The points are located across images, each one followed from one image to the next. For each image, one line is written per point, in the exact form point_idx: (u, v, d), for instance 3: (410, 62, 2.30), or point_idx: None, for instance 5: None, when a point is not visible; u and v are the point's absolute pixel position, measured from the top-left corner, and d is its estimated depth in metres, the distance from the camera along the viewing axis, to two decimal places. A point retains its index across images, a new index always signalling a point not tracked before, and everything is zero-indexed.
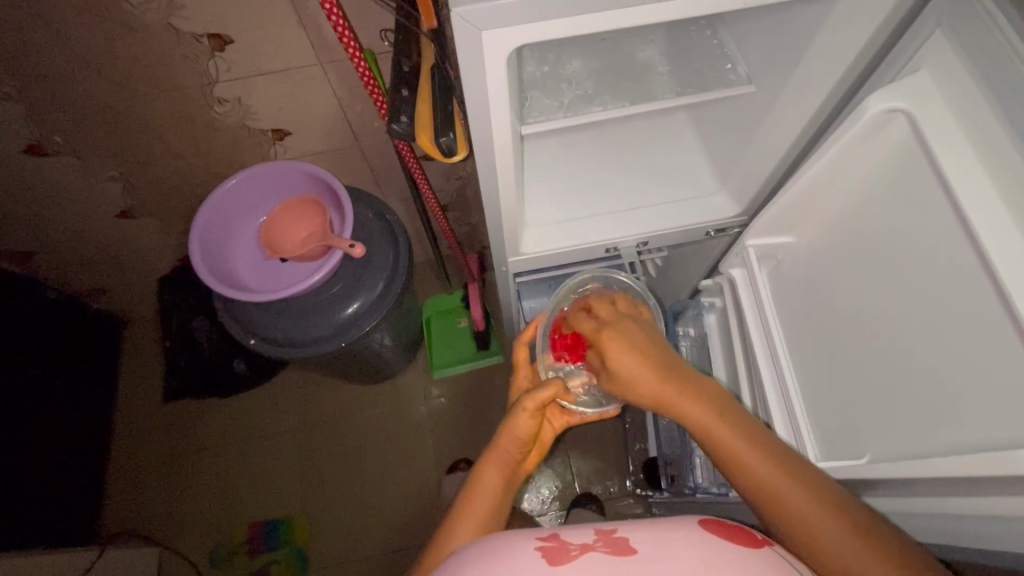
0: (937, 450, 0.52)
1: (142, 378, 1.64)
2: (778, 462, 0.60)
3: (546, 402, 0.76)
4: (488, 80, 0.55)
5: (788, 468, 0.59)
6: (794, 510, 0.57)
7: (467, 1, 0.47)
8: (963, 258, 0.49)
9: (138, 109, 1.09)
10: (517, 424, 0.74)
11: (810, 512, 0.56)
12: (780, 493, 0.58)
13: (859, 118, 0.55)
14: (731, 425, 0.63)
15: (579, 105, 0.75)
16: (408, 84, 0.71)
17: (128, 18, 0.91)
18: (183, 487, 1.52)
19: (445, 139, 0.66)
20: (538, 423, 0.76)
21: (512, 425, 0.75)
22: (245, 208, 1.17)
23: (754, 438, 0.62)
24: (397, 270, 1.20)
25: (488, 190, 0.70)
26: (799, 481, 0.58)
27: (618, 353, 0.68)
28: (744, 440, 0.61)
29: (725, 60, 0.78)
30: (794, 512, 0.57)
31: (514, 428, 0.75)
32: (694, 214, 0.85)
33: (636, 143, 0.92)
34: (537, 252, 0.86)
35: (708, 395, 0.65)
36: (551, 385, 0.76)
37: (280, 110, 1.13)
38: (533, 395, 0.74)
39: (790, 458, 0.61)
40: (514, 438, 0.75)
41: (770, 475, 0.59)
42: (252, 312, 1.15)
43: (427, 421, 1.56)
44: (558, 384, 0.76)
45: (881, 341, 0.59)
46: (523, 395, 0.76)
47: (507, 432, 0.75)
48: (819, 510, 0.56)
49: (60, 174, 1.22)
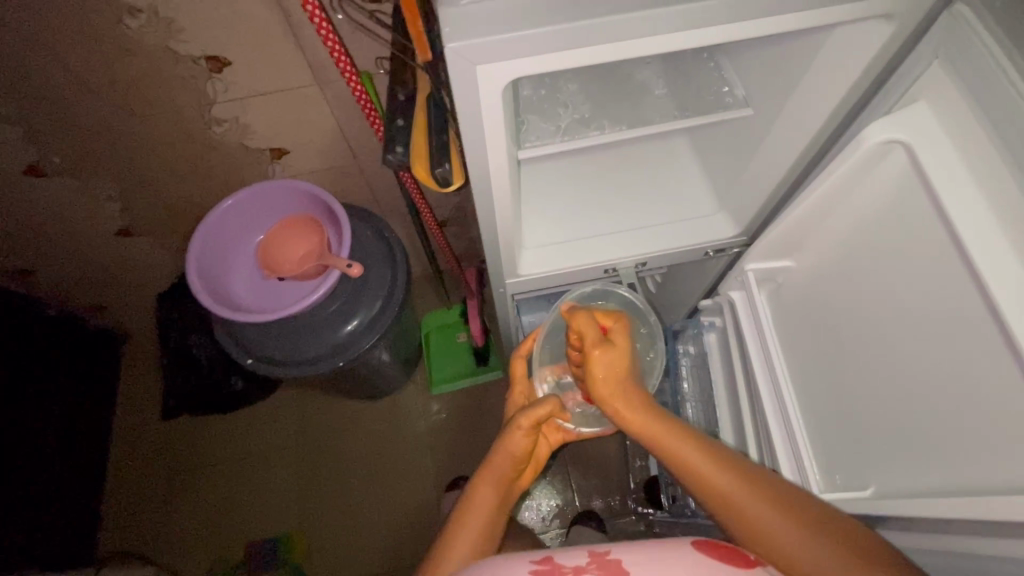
0: (939, 488, 0.51)
1: (141, 396, 1.64)
2: (760, 493, 0.58)
3: (542, 420, 0.73)
4: (484, 111, 0.55)
5: (767, 495, 0.58)
6: (773, 536, 0.56)
7: (462, 36, 0.47)
8: (965, 294, 0.49)
9: (135, 129, 1.09)
10: (512, 441, 0.72)
11: (795, 539, 0.55)
12: (760, 520, 0.57)
13: (856, 149, 0.54)
14: (708, 451, 0.62)
15: (576, 129, 0.75)
16: (405, 115, 0.74)
17: (126, 41, 0.91)
18: (178, 505, 1.51)
19: (441, 171, 0.66)
20: (533, 441, 0.73)
21: (507, 442, 0.73)
22: (240, 226, 1.16)
23: (736, 467, 0.60)
24: (395, 289, 1.20)
25: (486, 216, 0.70)
26: (784, 511, 0.57)
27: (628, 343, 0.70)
28: (721, 470, 0.60)
29: (723, 83, 0.77)
30: (775, 541, 0.55)
31: (508, 445, 0.73)
32: (695, 235, 0.85)
33: (634, 164, 0.92)
34: (534, 273, 0.85)
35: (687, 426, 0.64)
36: (546, 403, 0.74)
37: (277, 128, 1.12)
38: (528, 412, 0.73)
39: (775, 485, 0.59)
40: (508, 455, 0.73)
41: (752, 503, 0.58)
42: (250, 332, 1.15)
43: (426, 435, 1.55)
44: (555, 401, 0.74)
45: (884, 367, 0.58)
46: (518, 412, 0.74)
47: (502, 448, 0.73)
48: (804, 534, 0.55)
49: (58, 195, 1.22)
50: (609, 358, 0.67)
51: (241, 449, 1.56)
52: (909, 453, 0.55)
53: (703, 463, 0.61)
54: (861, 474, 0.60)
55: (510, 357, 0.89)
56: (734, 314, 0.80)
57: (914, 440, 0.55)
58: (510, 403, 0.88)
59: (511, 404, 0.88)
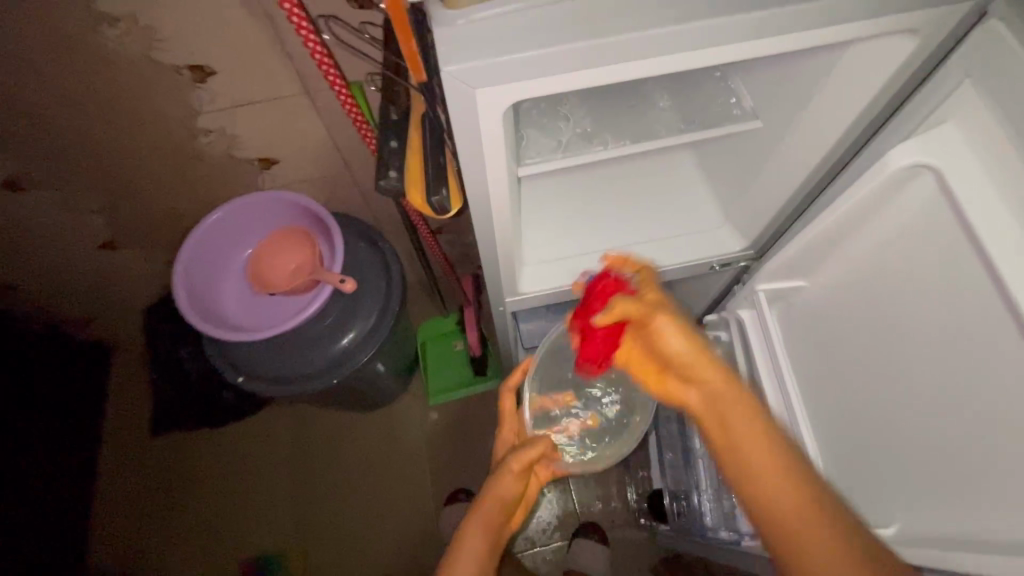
0: (965, 526, 0.49)
1: (129, 411, 1.59)
2: (807, 495, 0.49)
3: (533, 461, 0.73)
4: (483, 132, 0.52)
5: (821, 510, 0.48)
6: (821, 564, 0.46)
7: (458, 59, 0.45)
8: (995, 325, 0.46)
9: (117, 140, 1.04)
10: (503, 483, 0.71)
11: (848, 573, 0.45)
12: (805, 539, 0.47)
13: (881, 172, 0.52)
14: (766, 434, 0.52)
15: (578, 143, 0.71)
16: (398, 133, 0.69)
17: (104, 51, 0.87)
18: (169, 523, 1.47)
19: (437, 199, 0.63)
20: (524, 483, 0.73)
21: (499, 485, 0.71)
22: (229, 242, 1.13)
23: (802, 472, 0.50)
24: (390, 302, 1.17)
25: (485, 235, 0.66)
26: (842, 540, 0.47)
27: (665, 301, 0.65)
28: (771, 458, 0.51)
29: (729, 94, 0.74)
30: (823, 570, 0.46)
31: (500, 487, 0.71)
32: (701, 250, 0.82)
33: (637, 175, 0.89)
34: (535, 291, 0.83)
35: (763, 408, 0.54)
36: (538, 443, 0.74)
37: (266, 138, 1.08)
38: (521, 455, 0.72)
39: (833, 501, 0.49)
40: (500, 499, 0.71)
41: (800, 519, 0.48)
42: (240, 350, 1.11)
43: (423, 447, 1.52)
44: (546, 442, 0.74)
45: (905, 397, 0.56)
46: (510, 454, 0.74)
47: (493, 491, 0.71)
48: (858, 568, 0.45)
49: (39, 208, 1.18)
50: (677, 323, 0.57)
51: (233, 464, 1.52)
52: (932, 487, 0.53)
53: (751, 450, 0.51)
54: (885, 507, 0.57)
55: (500, 389, 0.85)
56: (742, 335, 0.77)
57: (937, 473, 0.52)
58: (499, 439, 0.84)
59: (500, 443, 0.84)
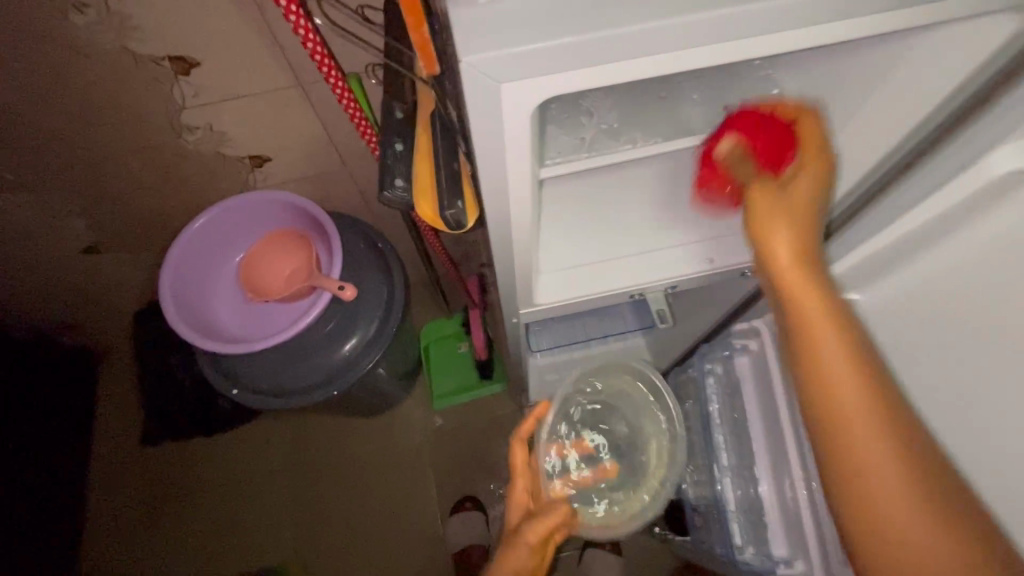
0: None
1: (121, 420, 1.53)
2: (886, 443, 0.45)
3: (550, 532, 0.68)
4: (507, 132, 0.45)
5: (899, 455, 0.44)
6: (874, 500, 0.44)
7: (481, 51, 0.38)
8: None
9: (95, 138, 0.97)
10: (517, 554, 0.67)
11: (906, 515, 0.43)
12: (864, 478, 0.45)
13: (980, 176, 0.48)
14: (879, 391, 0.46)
15: (604, 141, 0.65)
16: (403, 136, 0.64)
17: (75, 42, 0.79)
18: (166, 537, 1.42)
19: (452, 212, 0.57)
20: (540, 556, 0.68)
21: (513, 556, 0.67)
22: (220, 247, 1.06)
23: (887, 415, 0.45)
24: (392, 306, 1.10)
25: (502, 244, 0.60)
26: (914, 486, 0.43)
27: (830, 175, 0.54)
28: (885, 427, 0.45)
29: (769, 85, 0.68)
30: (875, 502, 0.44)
31: (514, 559, 0.67)
32: (732, 254, 0.76)
33: (661, 173, 0.82)
34: (553, 303, 0.76)
35: (851, 324, 0.49)
36: (555, 512, 0.69)
37: (258, 135, 1.01)
38: (537, 525, 0.68)
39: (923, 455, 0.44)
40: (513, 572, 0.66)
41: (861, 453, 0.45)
42: (234, 361, 1.05)
43: (428, 454, 1.46)
44: (565, 513, 0.69)
45: (981, 426, 0.50)
46: (525, 524, 0.69)
47: (507, 562, 0.67)
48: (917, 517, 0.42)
49: (15, 212, 1.11)
50: (783, 208, 0.52)
51: (231, 473, 1.46)
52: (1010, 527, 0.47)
53: (820, 352, 0.48)
54: None
55: (511, 441, 0.77)
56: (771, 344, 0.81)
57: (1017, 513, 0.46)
58: (511, 504, 0.76)
59: (512, 507, 0.77)
